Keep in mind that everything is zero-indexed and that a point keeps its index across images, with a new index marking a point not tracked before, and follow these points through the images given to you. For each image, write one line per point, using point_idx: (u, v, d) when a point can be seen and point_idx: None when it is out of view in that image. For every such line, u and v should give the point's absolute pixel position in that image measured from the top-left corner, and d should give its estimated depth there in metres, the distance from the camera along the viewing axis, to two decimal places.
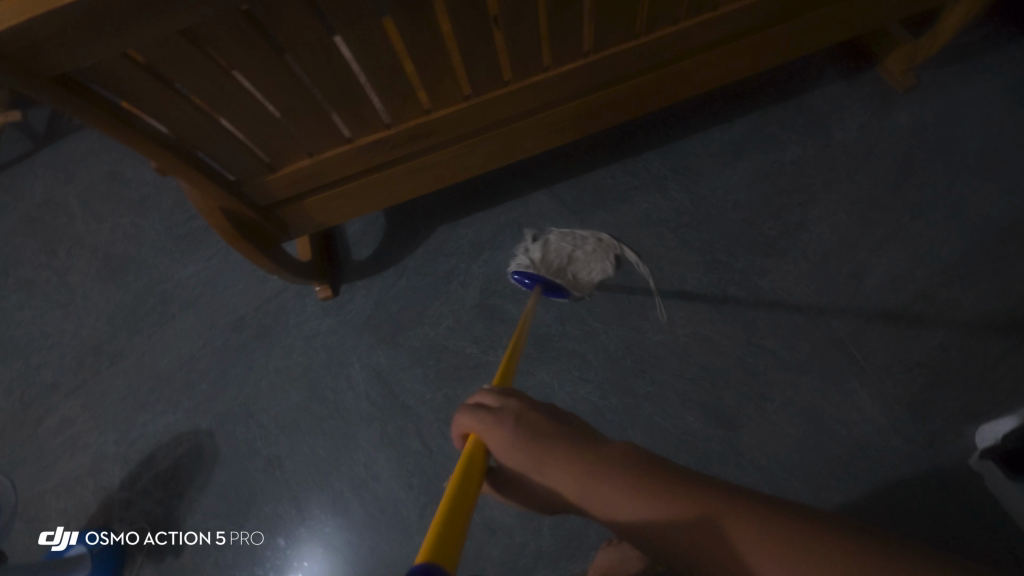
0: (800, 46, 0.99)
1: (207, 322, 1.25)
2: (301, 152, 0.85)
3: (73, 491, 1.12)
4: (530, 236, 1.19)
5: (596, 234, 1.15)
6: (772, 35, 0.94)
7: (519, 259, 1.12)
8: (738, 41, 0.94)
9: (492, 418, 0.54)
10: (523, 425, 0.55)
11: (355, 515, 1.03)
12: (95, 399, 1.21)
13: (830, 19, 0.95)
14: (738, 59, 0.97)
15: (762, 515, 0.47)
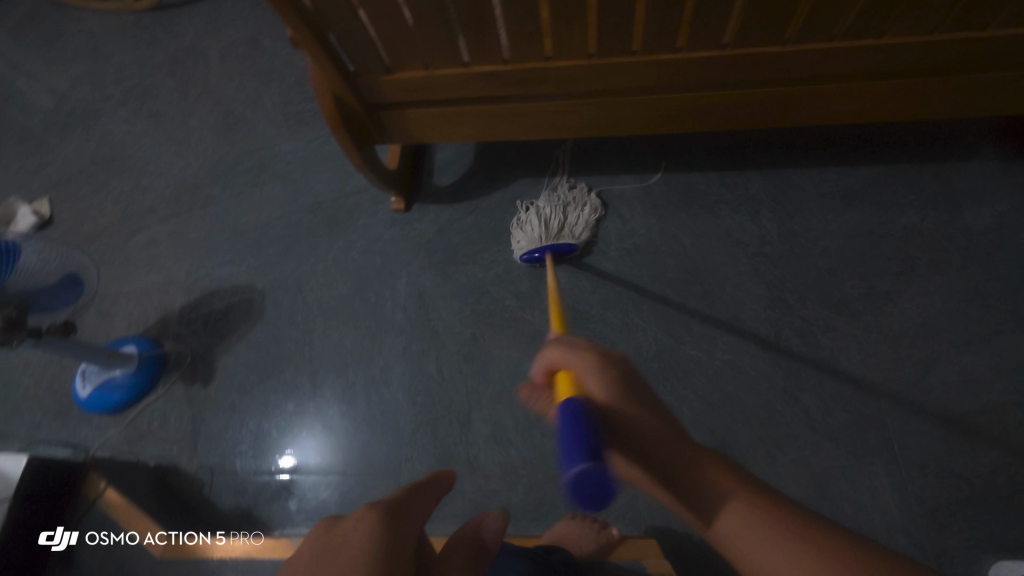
0: (962, 107, 0.90)
1: (290, 196, 1.35)
2: (419, 63, 0.88)
3: (140, 301, 1.27)
4: (521, 207, 1.21)
5: (583, 201, 1.17)
6: (934, 85, 0.86)
7: (519, 240, 1.15)
8: (893, 81, 0.86)
9: (583, 359, 0.64)
10: (612, 372, 0.64)
11: (358, 411, 1.09)
12: (181, 231, 1.35)
13: (1007, 87, 0.85)
14: (886, 100, 0.89)
15: (789, 515, 0.53)
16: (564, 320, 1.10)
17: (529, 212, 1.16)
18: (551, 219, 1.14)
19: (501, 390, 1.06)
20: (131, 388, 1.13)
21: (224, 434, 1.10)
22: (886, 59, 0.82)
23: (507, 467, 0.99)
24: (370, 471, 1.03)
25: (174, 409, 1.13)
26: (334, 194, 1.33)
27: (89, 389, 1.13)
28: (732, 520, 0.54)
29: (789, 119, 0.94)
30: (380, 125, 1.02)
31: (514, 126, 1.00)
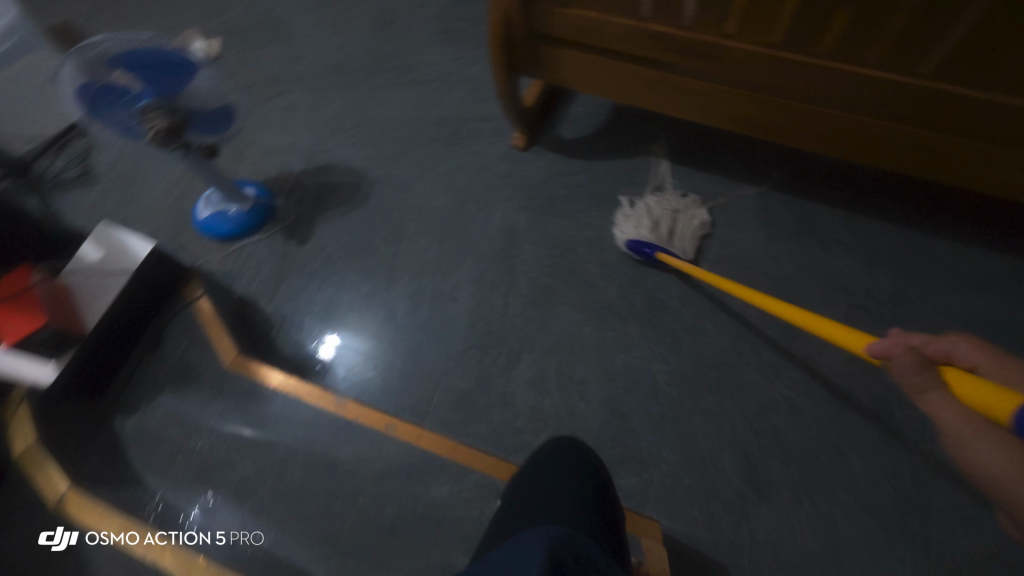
0: None
1: (422, 103, 1.40)
2: (597, 5, 0.88)
3: (267, 154, 1.38)
4: (626, 201, 1.18)
5: (693, 209, 1.14)
6: None
7: (626, 231, 1.12)
8: None
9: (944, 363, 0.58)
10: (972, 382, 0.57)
11: (421, 315, 1.14)
12: (318, 105, 1.44)
13: None
14: None
15: None
16: (638, 301, 1.10)
17: (640, 209, 1.13)
18: (663, 221, 1.11)
19: (556, 343, 1.08)
20: (239, 224, 1.25)
21: (303, 292, 1.20)
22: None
23: (537, 413, 1.02)
24: (416, 373, 1.08)
25: (268, 256, 1.25)
26: (461, 113, 1.37)
27: (207, 213, 1.27)
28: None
29: (939, 173, 0.88)
30: (534, 56, 1.04)
31: (661, 96, 0.99)
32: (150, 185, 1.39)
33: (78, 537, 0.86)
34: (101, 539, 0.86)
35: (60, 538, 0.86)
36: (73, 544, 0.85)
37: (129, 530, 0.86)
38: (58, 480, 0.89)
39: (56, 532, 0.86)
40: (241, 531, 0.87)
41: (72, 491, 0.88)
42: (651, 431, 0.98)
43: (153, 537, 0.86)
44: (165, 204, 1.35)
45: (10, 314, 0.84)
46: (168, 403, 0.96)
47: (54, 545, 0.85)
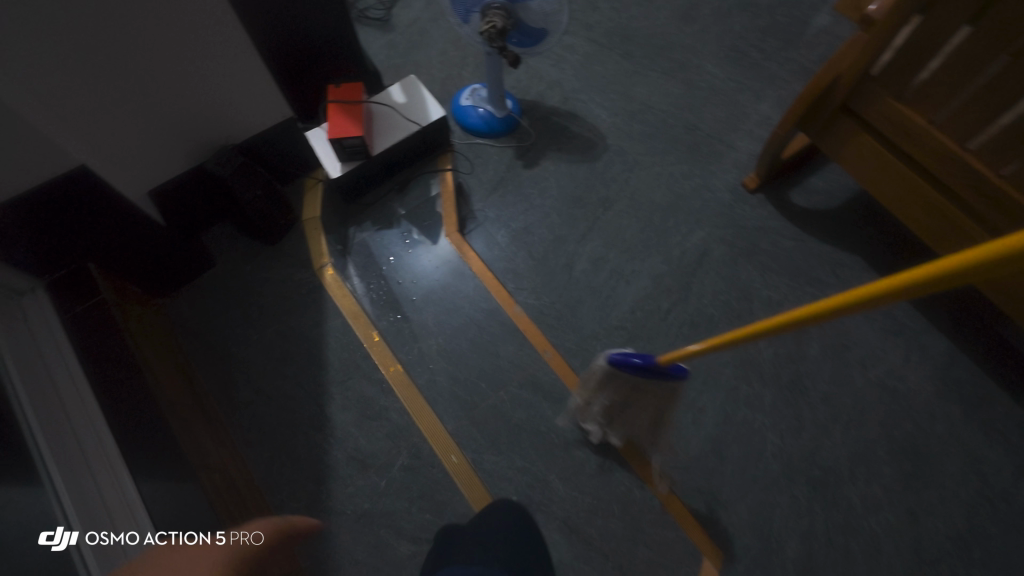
0: None
1: (680, 104, 1.47)
2: (930, 117, 0.91)
3: (532, 79, 1.52)
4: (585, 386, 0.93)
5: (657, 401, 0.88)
6: None
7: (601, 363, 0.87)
8: None
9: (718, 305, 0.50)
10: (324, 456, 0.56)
11: (594, 278, 1.26)
12: (593, 59, 1.55)
13: None
14: None
15: None
16: (784, 376, 1.15)
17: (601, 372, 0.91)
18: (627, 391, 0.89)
19: (694, 368, 1.16)
20: (487, 124, 1.41)
21: (509, 206, 1.35)
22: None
23: None
24: (568, 322, 1.21)
25: (496, 162, 1.40)
26: (711, 131, 1.43)
27: (467, 103, 1.42)
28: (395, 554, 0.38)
29: None
30: (828, 124, 1.08)
31: (926, 220, 1.01)
32: (428, 55, 1.57)
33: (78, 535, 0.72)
34: (102, 539, 0.74)
35: (62, 537, 0.70)
36: (73, 545, 0.71)
37: (132, 529, 0.77)
38: (324, 255, 1.17)
39: (58, 530, 0.70)
40: (422, 357, 1.08)
41: (331, 267, 1.16)
42: (739, 485, 1.05)
43: (153, 537, 0.77)
44: (435, 77, 1.53)
45: (341, 113, 1.01)
46: (392, 235, 1.20)
47: (54, 545, 0.69)
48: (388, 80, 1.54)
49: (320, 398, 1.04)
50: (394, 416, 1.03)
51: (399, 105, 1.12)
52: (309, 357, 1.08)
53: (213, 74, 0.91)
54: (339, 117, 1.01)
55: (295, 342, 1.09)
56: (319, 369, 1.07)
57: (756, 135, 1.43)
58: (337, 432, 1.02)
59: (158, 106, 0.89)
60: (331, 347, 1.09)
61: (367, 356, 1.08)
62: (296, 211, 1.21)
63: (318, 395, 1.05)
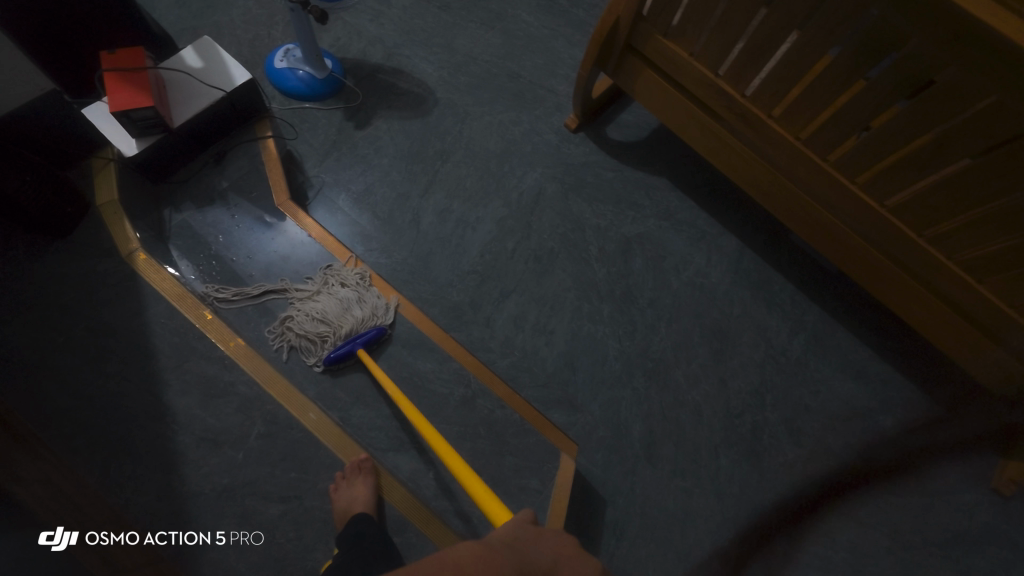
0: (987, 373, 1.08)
1: (502, 54, 1.53)
2: (691, 48, 1.06)
3: (351, 36, 1.48)
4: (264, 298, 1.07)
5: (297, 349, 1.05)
6: (982, 341, 1.05)
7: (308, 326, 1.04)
8: (957, 315, 1.06)
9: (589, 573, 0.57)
10: None
11: (442, 229, 1.31)
12: (411, 12, 1.54)
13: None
14: (940, 321, 1.09)
15: None
16: (616, 290, 1.32)
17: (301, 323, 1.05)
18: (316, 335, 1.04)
19: (542, 295, 1.28)
20: (309, 87, 1.35)
21: (346, 169, 1.33)
22: (964, 293, 1.00)
23: (509, 343, 1.22)
24: (422, 275, 1.25)
25: (326, 126, 1.36)
26: (533, 78, 1.52)
27: (282, 65, 1.35)
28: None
29: (868, 278, 1.15)
30: (620, 63, 1.21)
31: (704, 139, 1.20)
32: (230, 14, 1.43)
33: (78, 536, 0.81)
34: (101, 538, 0.83)
35: (59, 538, 0.79)
36: (72, 544, 0.80)
37: (129, 530, 0.87)
38: (132, 239, 1.05)
39: (56, 531, 0.79)
40: (272, 334, 1.05)
41: (143, 251, 1.05)
42: (591, 389, 1.22)
43: (153, 537, 0.88)
44: (241, 37, 1.41)
45: (122, 82, 0.91)
46: (216, 212, 1.14)
47: (53, 545, 0.78)
48: (185, 44, 1.38)
49: (154, 386, 0.98)
50: (242, 389, 1.00)
51: (196, 70, 1.04)
52: (137, 351, 0.99)
53: None
54: (121, 86, 0.91)
55: (109, 335, 0.99)
56: (146, 357, 0.99)
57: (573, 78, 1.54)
58: (179, 418, 0.96)
59: None
60: (157, 333, 1.01)
61: (202, 336, 1.02)
62: (86, 195, 1.07)
63: (152, 387, 0.98)
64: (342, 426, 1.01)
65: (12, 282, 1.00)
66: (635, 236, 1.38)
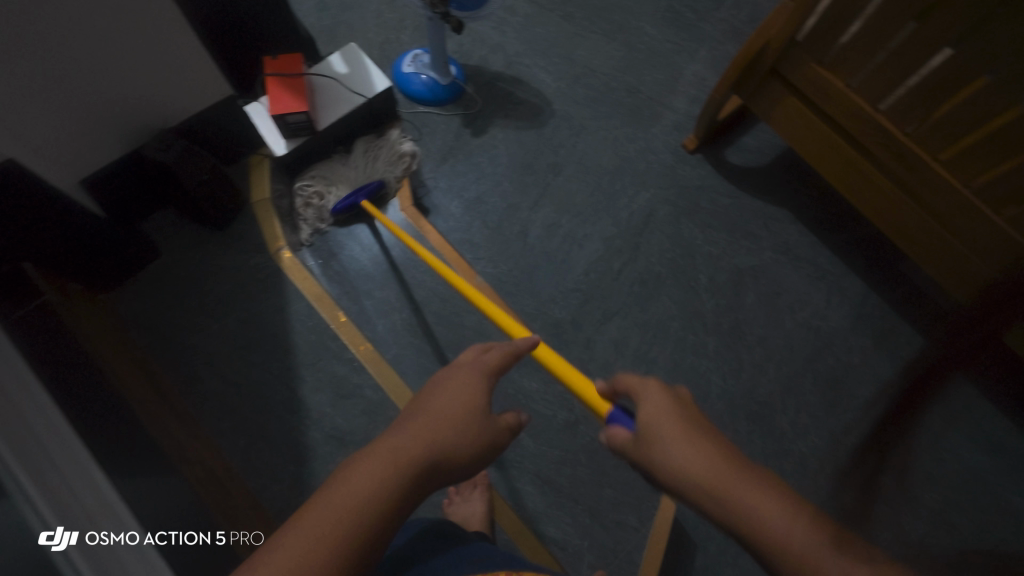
0: None
1: (622, 66, 1.50)
2: (850, 81, 0.98)
3: (474, 42, 1.50)
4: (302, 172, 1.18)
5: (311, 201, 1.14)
6: None
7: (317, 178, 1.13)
8: None
9: (497, 361, 0.63)
10: (428, 434, 0.53)
11: (549, 243, 1.30)
12: (534, 21, 1.54)
13: None
14: None
15: (418, 446, 0.52)
16: (724, 324, 1.25)
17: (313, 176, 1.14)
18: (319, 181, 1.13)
19: (646, 322, 1.24)
20: (433, 93, 1.38)
21: (460, 176, 1.35)
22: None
23: (608, 368, 1.20)
24: (527, 288, 1.26)
25: (444, 132, 1.39)
26: (653, 94, 1.47)
27: (409, 70, 1.39)
28: (416, 438, 0.52)
29: None
30: (760, 88, 1.15)
31: (844, 175, 1.11)
32: (363, 17, 1.49)
33: (86, 535, 0.63)
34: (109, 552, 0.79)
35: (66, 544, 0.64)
36: (72, 546, 0.61)
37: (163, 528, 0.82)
38: (280, 238, 1.14)
39: (58, 530, 0.61)
40: (386, 335, 1.09)
41: (288, 250, 1.14)
42: None
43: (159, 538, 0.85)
44: (372, 41, 1.46)
45: (281, 87, 0.97)
46: None
47: (53, 545, 0.59)
48: (321, 44, 1.46)
49: (291, 380, 1.05)
50: (367, 393, 1.05)
51: (343, 77, 1.09)
52: (269, 340, 1.07)
53: (154, 58, 0.92)
54: (281, 92, 0.96)
55: (256, 327, 1.08)
56: (287, 351, 1.07)
57: (694, 96, 1.48)
58: (310, 413, 1.03)
59: (89, 90, 0.87)
60: (297, 331, 1.08)
61: (335, 337, 1.08)
62: (242, 192, 1.17)
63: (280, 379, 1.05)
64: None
65: (179, 268, 1.11)
66: (749, 269, 1.30)
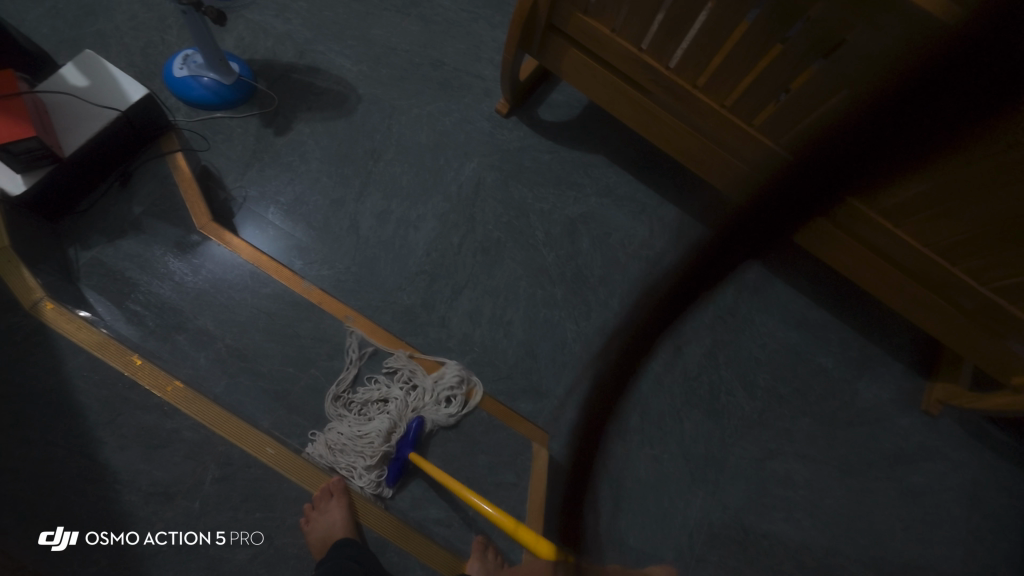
0: (907, 309, 1.17)
1: (421, 41, 1.47)
2: (612, 25, 1.06)
3: (256, 35, 1.38)
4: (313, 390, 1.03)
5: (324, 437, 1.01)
6: (901, 281, 1.12)
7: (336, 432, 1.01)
8: (880, 260, 1.12)
9: None
10: None
11: (383, 232, 1.26)
12: (319, 4, 1.45)
13: (944, 312, 1.12)
14: (866, 268, 1.15)
15: None
16: (567, 272, 1.32)
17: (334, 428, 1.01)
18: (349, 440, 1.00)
19: (494, 287, 1.27)
20: (217, 95, 1.25)
21: (271, 180, 1.25)
22: (892, 241, 1.06)
23: (467, 341, 1.21)
24: (368, 281, 1.21)
25: (242, 135, 1.27)
26: (458, 64, 1.47)
27: (183, 73, 1.24)
28: None
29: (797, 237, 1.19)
30: (544, 42, 1.19)
31: (633, 113, 1.20)
32: (113, 21, 1.30)
33: (78, 535, 0.86)
34: (102, 538, 0.87)
35: (60, 537, 0.86)
36: (74, 543, 0.86)
37: (129, 529, 0.89)
38: (34, 288, 0.96)
39: (56, 531, 0.86)
40: (206, 370, 1.01)
41: (49, 301, 0.96)
42: (553, 376, 1.23)
43: (153, 537, 0.89)
44: (130, 46, 1.28)
45: None
46: (131, 244, 1.06)
47: (54, 544, 0.85)
48: (64, 57, 1.24)
49: (86, 448, 0.90)
50: (189, 435, 0.94)
51: (86, 88, 0.95)
52: (56, 408, 0.91)
53: None
54: None
55: (34, 398, 0.91)
56: (73, 418, 0.91)
57: (498, 61, 1.50)
58: (121, 476, 0.90)
59: None
60: (82, 390, 0.93)
61: (135, 385, 0.95)
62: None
63: (84, 449, 0.90)
64: (304, 455, 0.99)
65: None
66: (580, 216, 1.38)
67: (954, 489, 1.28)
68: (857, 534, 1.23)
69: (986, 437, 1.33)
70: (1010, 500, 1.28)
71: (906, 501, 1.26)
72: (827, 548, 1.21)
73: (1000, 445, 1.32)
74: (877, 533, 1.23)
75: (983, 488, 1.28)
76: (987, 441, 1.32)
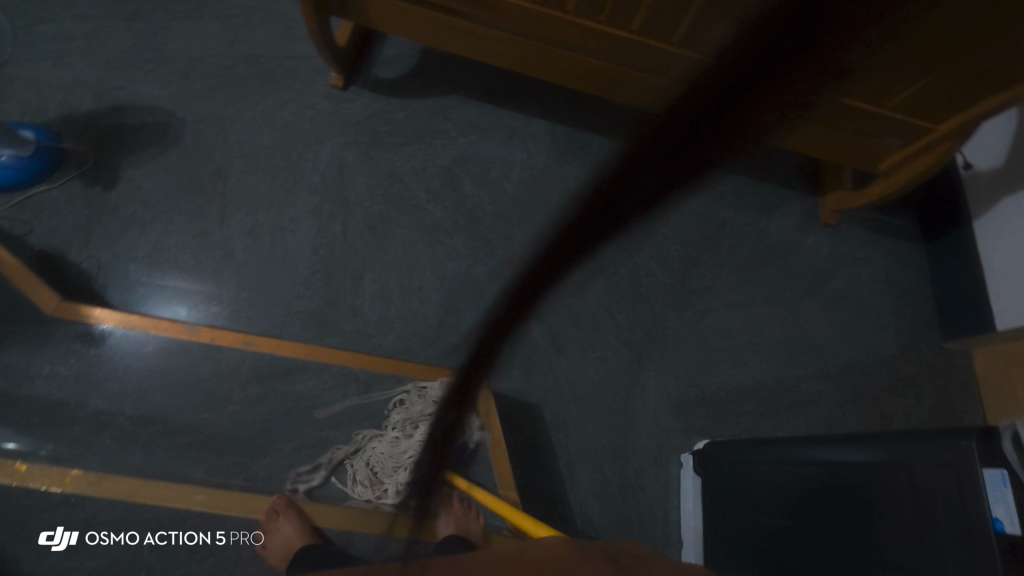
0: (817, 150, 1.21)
1: (227, 40, 1.36)
2: None
3: (41, 93, 1.25)
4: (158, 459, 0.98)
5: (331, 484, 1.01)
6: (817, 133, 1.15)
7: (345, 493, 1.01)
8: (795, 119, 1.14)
9: None
10: None
11: (258, 249, 1.20)
12: (98, 37, 1.31)
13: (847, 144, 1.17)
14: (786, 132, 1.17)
15: None
16: (459, 220, 1.30)
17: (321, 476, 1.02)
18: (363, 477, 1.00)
19: (393, 261, 1.24)
20: (20, 170, 1.12)
21: (119, 238, 1.16)
22: None
23: (385, 321, 1.19)
24: (263, 301, 1.16)
25: (69, 205, 1.16)
26: (273, 51, 1.37)
27: None
28: None
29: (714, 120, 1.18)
30: None
31: (463, 42, 1.16)
32: None
33: (78, 537, 0.91)
34: (102, 538, 0.91)
35: (60, 537, 0.90)
36: (75, 543, 0.90)
37: (127, 530, 0.93)
38: None
39: (56, 532, 0.90)
40: (110, 449, 0.96)
41: None
42: (481, 320, 1.24)
43: (153, 537, 0.93)
44: None
45: None
46: None
47: (55, 544, 0.90)
48: None
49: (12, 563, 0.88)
50: (111, 515, 0.92)
51: None
52: None
53: None
54: None
55: None
56: None
57: None
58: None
59: None
60: None
61: (29, 491, 0.90)
62: None
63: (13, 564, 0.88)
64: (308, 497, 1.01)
65: None
66: (453, 161, 1.35)
67: (865, 284, 1.39)
68: (798, 352, 1.32)
69: (881, 231, 1.43)
70: (920, 277, 1.40)
71: (828, 309, 1.36)
72: (776, 374, 1.30)
73: (897, 233, 1.43)
74: (813, 346, 1.33)
75: (889, 273, 1.40)
76: (883, 234, 1.43)
